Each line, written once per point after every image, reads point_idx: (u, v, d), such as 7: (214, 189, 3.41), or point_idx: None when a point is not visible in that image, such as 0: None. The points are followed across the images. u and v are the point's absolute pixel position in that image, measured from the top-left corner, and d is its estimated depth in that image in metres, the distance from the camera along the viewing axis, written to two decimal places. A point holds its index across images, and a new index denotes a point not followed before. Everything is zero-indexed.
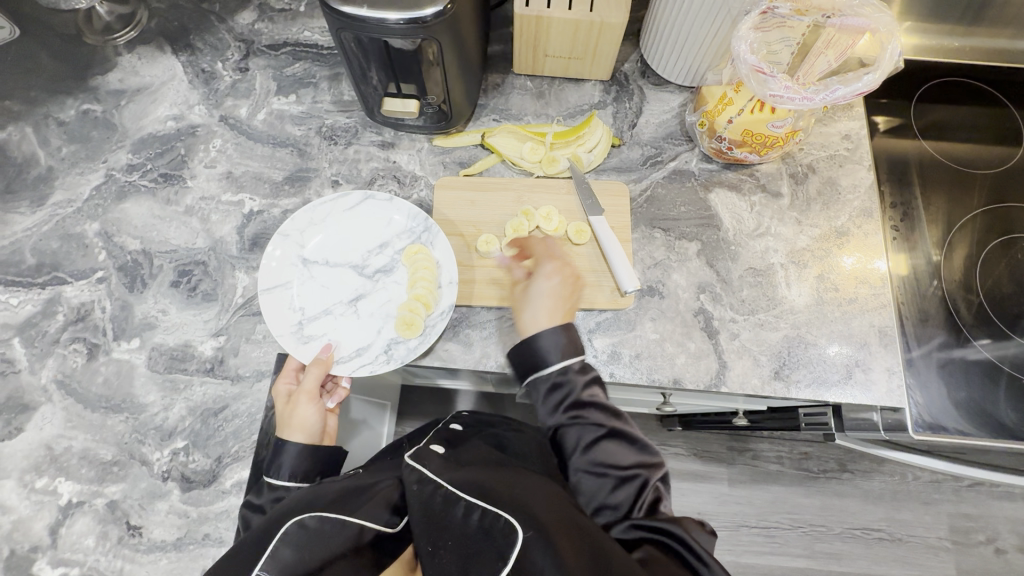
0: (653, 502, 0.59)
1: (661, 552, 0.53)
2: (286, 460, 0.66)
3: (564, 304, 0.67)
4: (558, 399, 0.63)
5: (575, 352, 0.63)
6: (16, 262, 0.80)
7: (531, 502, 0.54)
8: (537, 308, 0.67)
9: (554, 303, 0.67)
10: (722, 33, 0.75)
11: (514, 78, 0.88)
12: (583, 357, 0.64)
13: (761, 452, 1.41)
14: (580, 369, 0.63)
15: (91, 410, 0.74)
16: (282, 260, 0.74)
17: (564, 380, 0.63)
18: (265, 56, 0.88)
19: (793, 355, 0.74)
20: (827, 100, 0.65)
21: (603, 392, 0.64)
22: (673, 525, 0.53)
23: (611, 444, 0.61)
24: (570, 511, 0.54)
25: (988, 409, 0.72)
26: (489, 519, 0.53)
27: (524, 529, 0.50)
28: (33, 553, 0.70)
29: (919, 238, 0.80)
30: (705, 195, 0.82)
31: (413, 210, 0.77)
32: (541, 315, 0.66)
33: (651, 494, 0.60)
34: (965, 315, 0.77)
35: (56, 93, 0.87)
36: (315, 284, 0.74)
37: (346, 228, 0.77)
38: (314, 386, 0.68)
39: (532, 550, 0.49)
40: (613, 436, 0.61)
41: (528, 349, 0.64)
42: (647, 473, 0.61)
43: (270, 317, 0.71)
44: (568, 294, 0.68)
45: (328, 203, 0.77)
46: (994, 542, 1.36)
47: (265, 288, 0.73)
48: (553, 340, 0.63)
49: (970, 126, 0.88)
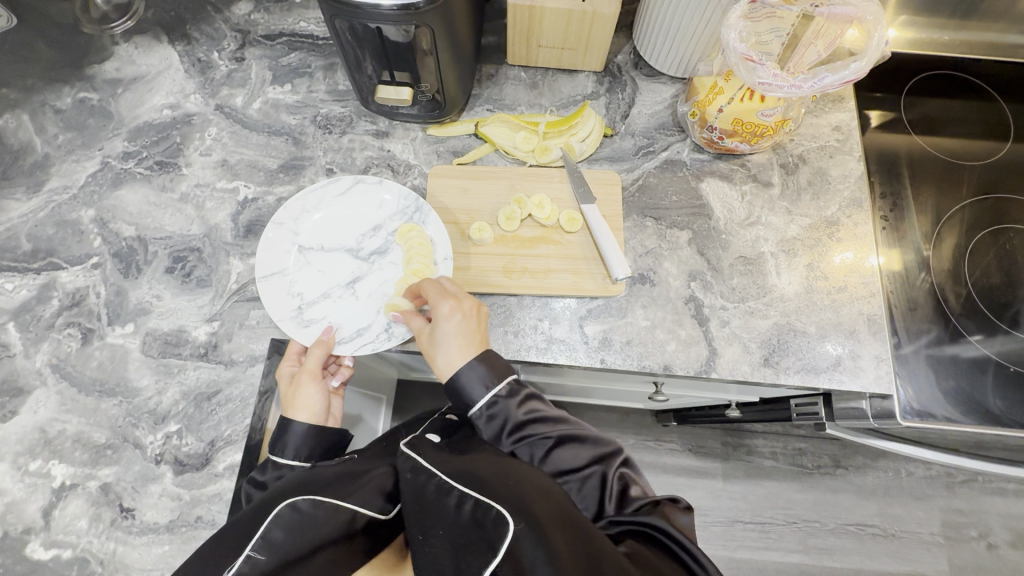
0: (621, 493, 0.61)
1: (642, 543, 0.54)
2: (291, 440, 0.66)
3: (472, 337, 0.65)
4: (498, 428, 0.63)
5: (498, 379, 0.63)
6: (11, 248, 0.80)
7: (524, 495, 0.54)
8: (449, 351, 0.64)
9: (463, 341, 0.64)
10: (713, 24, 0.75)
11: (507, 70, 0.89)
12: (506, 379, 0.63)
13: (755, 447, 1.42)
14: (511, 394, 0.63)
15: (85, 394, 0.75)
16: (277, 247, 0.75)
17: (496, 409, 0.63)
18: (261, 46, 0.89)
19: (782, 342, 0.75)
20: (815, 88, 0.66)
21: (537, 405, 0.64)
22: (654, 518, 0.55)
23: (563, 452, 0.62)
24: (563, 506, 0.55)
25: (975, 396, 0.73)
26: (481, 510, 0.54)
27: (514, 521, 0.51)
28: (26, 535, 0.70)
29: (908, 229, 0.81)
30: (696, 184, 0.83)
31: (404, 191, 0.78)
32: (456, 357, 0.64)
33: (617, 484, 0.61)
34: (954, 304, 0.78)
35: (53, 81, 0.88)
36: (312, 269, 0.75)
37: (339, 213, 0.77)
38: (315, 365, 0.69)
39: (523, 544, 0.49)
40: (561, 444, 0.62)
41: (453, 390, 0.63)
42: (608, 465, 0.62)
43: (269, 303, 0.72)
44: (474, 323, 0.66)
45: (320, 190, 0.77)
46: (987, 537, 1.37)
47: (262, 275, 0.73)
48: (474, 374, 0.62)
49: (959, 120, 0.89)
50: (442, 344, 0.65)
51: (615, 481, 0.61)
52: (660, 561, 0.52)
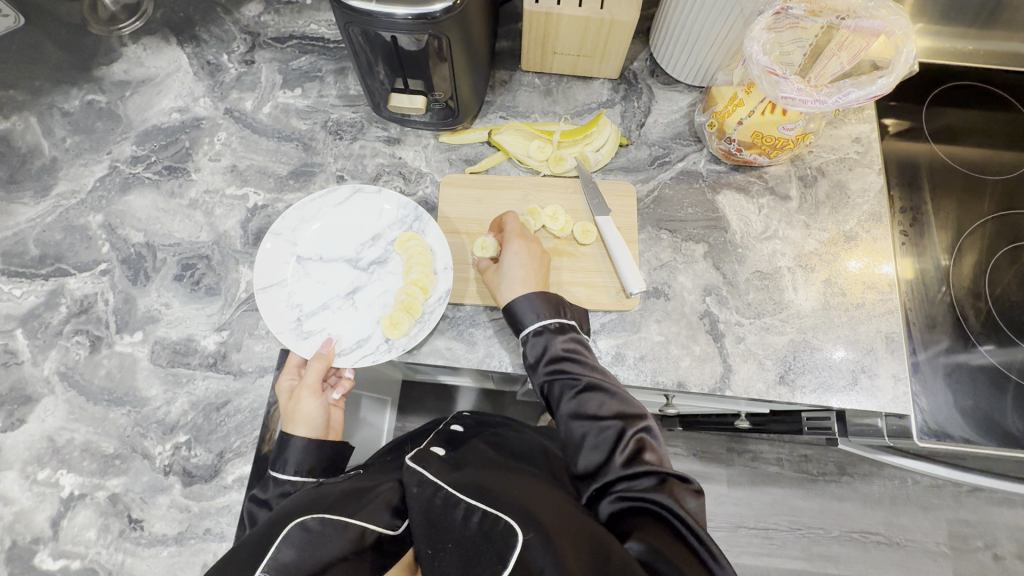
0: (635, 452, 0.57)
1: (649, 523, 0.51)
2: (291, 456, 0.65)
3: (535, 275, 0.69)
4: (540, 356, 0.65)
5: (549, 312, 0.66)
6: (20, 253, 0.80)
7: (532, 506, 0.53)
8: (512, 282, 0.68)
9: (525, 275, 0.68)
10: (734, 34, 0.74)
11: (521, 76, 0.87)
12: (563, 318, 0.66)
13: (760, 454, 1.41)
14: (560, 329, 0.65)
15: (93, 403, 0.74)
16: (276, 258, 0.74)
17: (541, 337, 0.65)
18: (271, 49, 0.88)
19: (798, 359, 0.74)
20: (840, 104, 0.64)
21: (581, 348, 0.65)
22: (661, 497, 0.52)
23: (589, 399, 0.61)
24: (567, 512, 0.53)
25: (993, 415, 0.71)
26: (489, 522, 0.52)
27: (523, 530, 0.49)
28: (34, 545, 0.70)
29: (928, 243, 0.80)
30: (712, 196, 0.81)
31: (403, 199, 0.77)
32: (518, 287, 0.68)
33: (631, 445, 0.58)
34: (974, 322, 0.76)
35: (60, 83, 0.87)
36: (311, 280, 0.74)
37: (338, 222, 0.76)
38: (315, 380, 0.68)
39: (532, 549, 0.48)
40: (590, 389, 0.61)
41: (506, 315, 0.67)
42: (628, 425, 0.59)
43: (269, 315, 0.71)
44: (537, 264, 0.70)
45: (318, 199, 0.76)
46: (993, 548, 1.36)
47: (260, 286, 0.72)
48: (531, 303, 0.66)
49: (983, 132, 0.87)
50: (504, 282, 0.69)
51: (630, 441, 0.58)
52: (670, 546, 0.49)
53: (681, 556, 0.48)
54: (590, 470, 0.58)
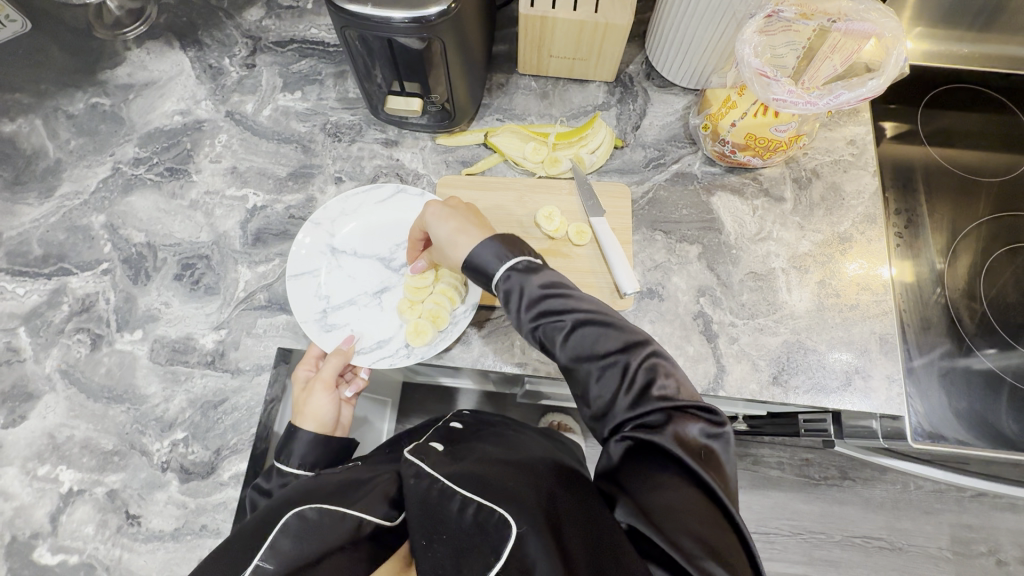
0: (642, 386, 0.54)
1: (654, 466, 0.51)
2: (297, 446, 0.66)
3: (466, 219, 0.65)
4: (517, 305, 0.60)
5: (510, 252, 0.61)
6: (24, 253, 0.81)
7: (525, 495, 0.52)
8: (451, 239, 0.64)
9: (457, 224, 0.64)
10: (727, 37, 0.74)
11: (518, 79, 0.88)
12: (523, 258, 0.60)
13: (761, 457, 1.40)
14: (531, 266, 0.60)
15: (93, 399, 0.75)
16: (311, 248, 0.76)
17: (512, 280, 0.60)
18: (272, 52, 0.89)
19: (792, 360, 0.74)
20: (831, 105, 0.65)
21: (556, 279, 0.60)
22: (658, 436, 0.50)
23: (585, 336, 0.57)
24: (565, 500, 0.52)
25: (989, 418, 0.71)
26: (484, 514, 0.51)
27: (518, 522, 0.49)
28: (33, 540, 0.71)
29: (923, 245, 0.80)
30: (707, 198, 0.82)
31: None
32: (460, 239, 0.63)
33: (632, 372, 0.54)
34: (968, 324, 0.76)
35: (67, 86, 0.88)
36: (342, 273, 0.76)
37: (376, 219, 0.78)
38: (330, 376, 0.69)
39: (525, 540, 0.48)
40: (579, 327, 0.57)
41: (470, 270, 0.62)
42: (632, 356, 0.55)
43: (295, 303, 0.73)
44: (464, 210, 0.66)
45: (360, 195, 0.78)
46: (996, 553, 1.35)
47: (292, 273, 0.74)
48: (486, 249, 0.61)
49: (978, 134, 0.87)
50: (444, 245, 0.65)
51: (637, 375, 0.54)
52: (668, 492, 0.49)
53: (679, 498, 0.48)
54: (601, 408, 0.56)
